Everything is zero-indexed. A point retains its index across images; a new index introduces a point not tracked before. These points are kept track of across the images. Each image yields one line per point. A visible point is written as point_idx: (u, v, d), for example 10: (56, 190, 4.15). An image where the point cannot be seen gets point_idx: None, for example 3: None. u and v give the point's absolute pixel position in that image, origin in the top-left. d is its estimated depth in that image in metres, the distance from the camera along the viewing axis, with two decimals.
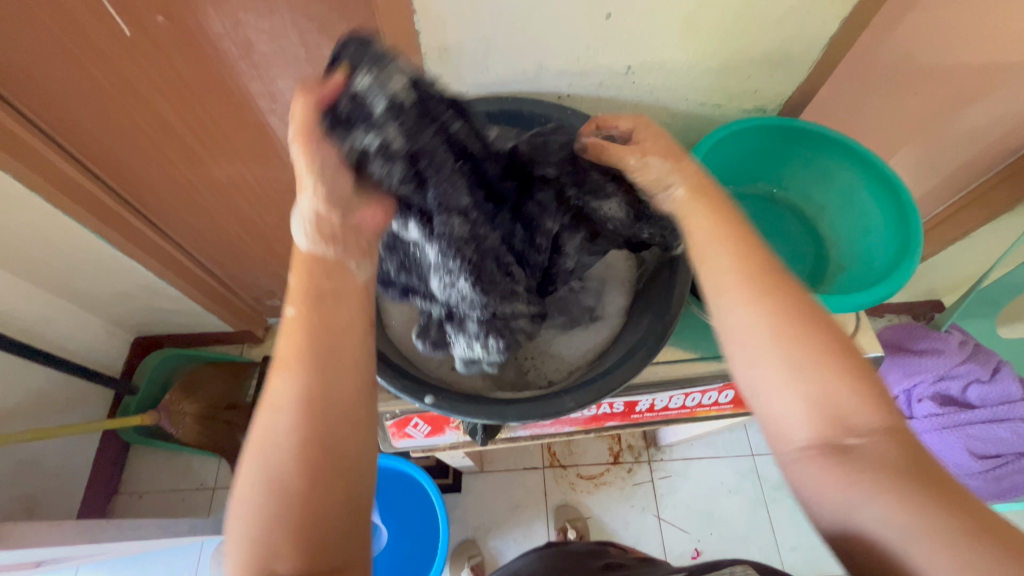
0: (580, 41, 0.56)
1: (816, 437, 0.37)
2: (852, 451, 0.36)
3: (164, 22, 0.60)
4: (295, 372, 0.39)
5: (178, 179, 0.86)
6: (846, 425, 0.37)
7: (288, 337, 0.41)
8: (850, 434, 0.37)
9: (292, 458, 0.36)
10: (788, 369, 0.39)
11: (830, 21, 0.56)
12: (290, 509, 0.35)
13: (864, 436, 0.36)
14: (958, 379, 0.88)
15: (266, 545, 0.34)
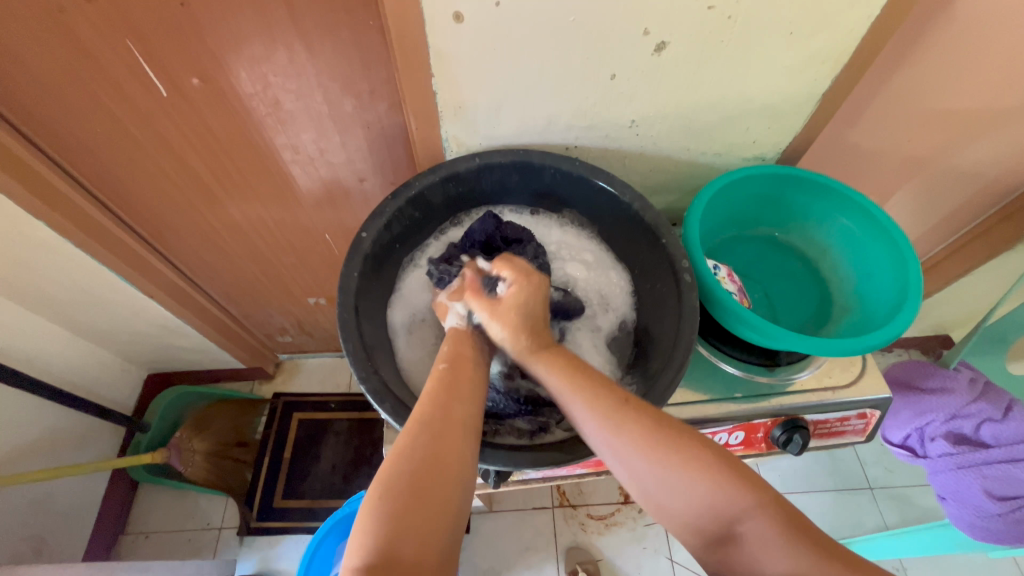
0: (587, 99, 0.60)
1: (719, 522, 0.41)
2: (742, 537, 0.40)
3: (199, 84, 0.65)
4: (438, 398, 0.47)
5: (201, 223, 0.90)
6: (731, 514, 0.41)
7: (434, 380, 0.49)
8: (737, 521, 0.41)
9: (431, 458, 0.42)
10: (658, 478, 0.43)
11: (821, 78, 0.59)
12: (419, 506, 0.39)
13: (745, 520, 0.40)
14: (970, 419, 0.88)
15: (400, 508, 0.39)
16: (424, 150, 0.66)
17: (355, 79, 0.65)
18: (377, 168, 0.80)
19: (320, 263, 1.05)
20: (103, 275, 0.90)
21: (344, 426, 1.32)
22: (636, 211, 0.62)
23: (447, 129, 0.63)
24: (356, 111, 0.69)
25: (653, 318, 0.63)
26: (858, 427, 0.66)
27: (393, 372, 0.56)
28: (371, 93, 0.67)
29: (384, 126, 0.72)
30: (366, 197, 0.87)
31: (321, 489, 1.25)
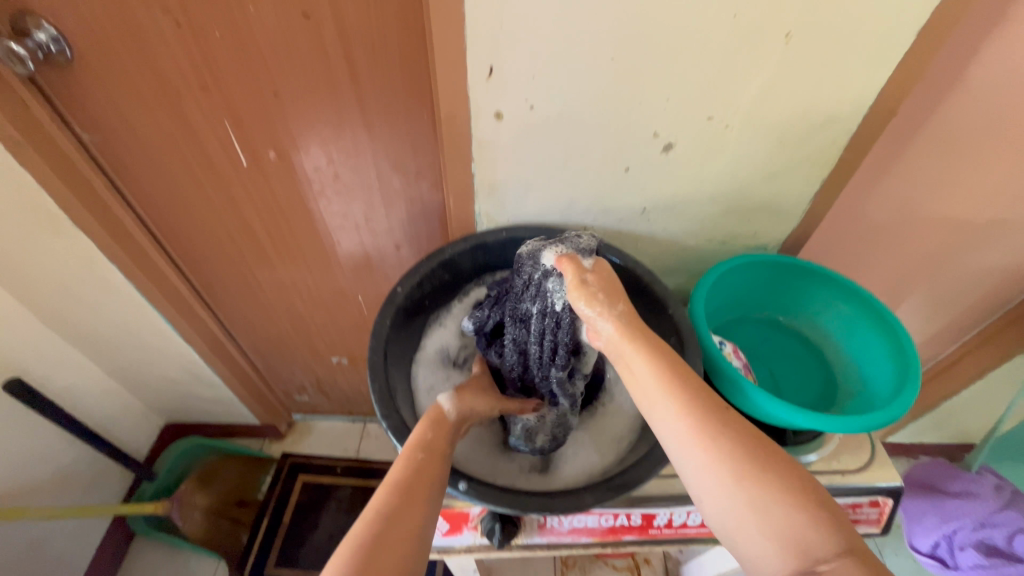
0: (604, 187, 0.68)
1: (797, 562, 0.37)
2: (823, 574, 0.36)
3: (274, 159, 0.76)
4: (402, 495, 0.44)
5: (248, 278, 0.98)
6: (815, 554, 0.37)
7: (403, 469, 0.47)
8: (822, 562, 0.36)
9: (370, 566, 0.38)
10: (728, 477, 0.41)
11: (810, 181, 0.68)
12: None
13: (831, 561, 0.36)
14: (1000, 528, 0.83)
15: None
16: (458, 223, 0.74)
17: (405, 160, 0.76)
18: (413, 237, 0.89)
19: (348, 324, 1.11)
20: (152, 318, 0.98)
21: (347, 492, 1.30)
22: (646, 285, 0.67)
23: (480, 206, 0.72)
24: (402, 188, 0.80)
25: None
26: (872, 517, 0.64)
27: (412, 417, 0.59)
28: (417, 173, 0.78)
29: (425, 201, 0.82)
30: (400, 264, 0.96)
31: (314, 560, 1.20)
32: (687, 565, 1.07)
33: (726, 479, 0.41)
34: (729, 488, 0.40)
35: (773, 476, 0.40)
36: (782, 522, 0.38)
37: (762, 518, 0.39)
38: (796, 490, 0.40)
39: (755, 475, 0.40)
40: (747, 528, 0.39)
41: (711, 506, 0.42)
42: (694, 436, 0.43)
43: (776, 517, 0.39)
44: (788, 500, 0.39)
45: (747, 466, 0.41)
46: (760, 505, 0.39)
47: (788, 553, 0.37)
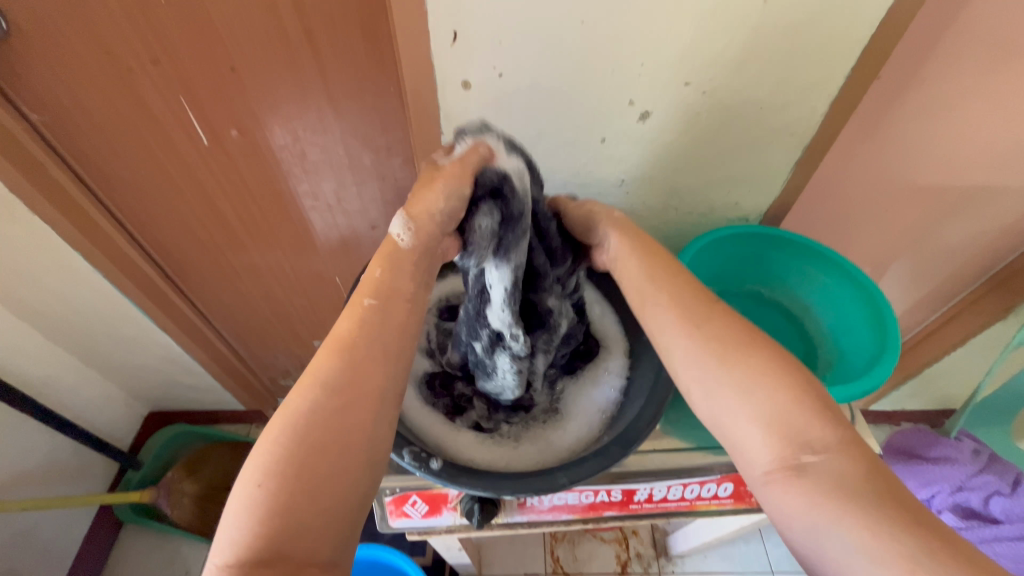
0: (580, 160, 0.66)
1: (784, 450, 0.38)
2: (808, 468, 0.36)
3: (237, 137, 0.73)
4: (352, 358, 0.40)
5: (221, 263, 0.96)
6: (805, 442, 0.37)
7: (353, 324, 0.42)
8: (807, 451, 0.37)
9: (309, 467, 0.36)
10: (717, 366, 0.42)
11: (792, 149, 0.66)
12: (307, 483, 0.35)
13: (819, 453, 0.37)
14: (977, 491, 0.86)
15: (265, 516, 0.34)
16: None
17: (374, 136, 0.72)
18: (388, 216, 0.87)
19: (328, 307, 1.09)
20: (124, 307, 0.95)
21: None
22: None
23: None
24: (373, 164, 0.77)
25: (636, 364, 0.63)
26: None
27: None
28: (388, 149, 0.75)
29: (398, 178, 0.79)
30: (377, 244, 0.93)
31: None
32: (674, 535, 1.09)
33: (715, 366, 0.42)
34: (715, 373, 0.42)
35: (762, 368, 0.41)
36: (773, 414, 0.39)
37: (756, 409, 0.39)
38: (790, 377, 0.40)
39: (745, 361, 0.41)
40: (736, 418, 0.40)
41: (699, 396, 0.43)
42: (683, 326, 0.45)
43: (768, 405, 0.39)
44: (777, 387, 0.40)
45: (733, 351, 0.42)
46: (749, 390, 0.40)
47: (776, 441, 0.38)
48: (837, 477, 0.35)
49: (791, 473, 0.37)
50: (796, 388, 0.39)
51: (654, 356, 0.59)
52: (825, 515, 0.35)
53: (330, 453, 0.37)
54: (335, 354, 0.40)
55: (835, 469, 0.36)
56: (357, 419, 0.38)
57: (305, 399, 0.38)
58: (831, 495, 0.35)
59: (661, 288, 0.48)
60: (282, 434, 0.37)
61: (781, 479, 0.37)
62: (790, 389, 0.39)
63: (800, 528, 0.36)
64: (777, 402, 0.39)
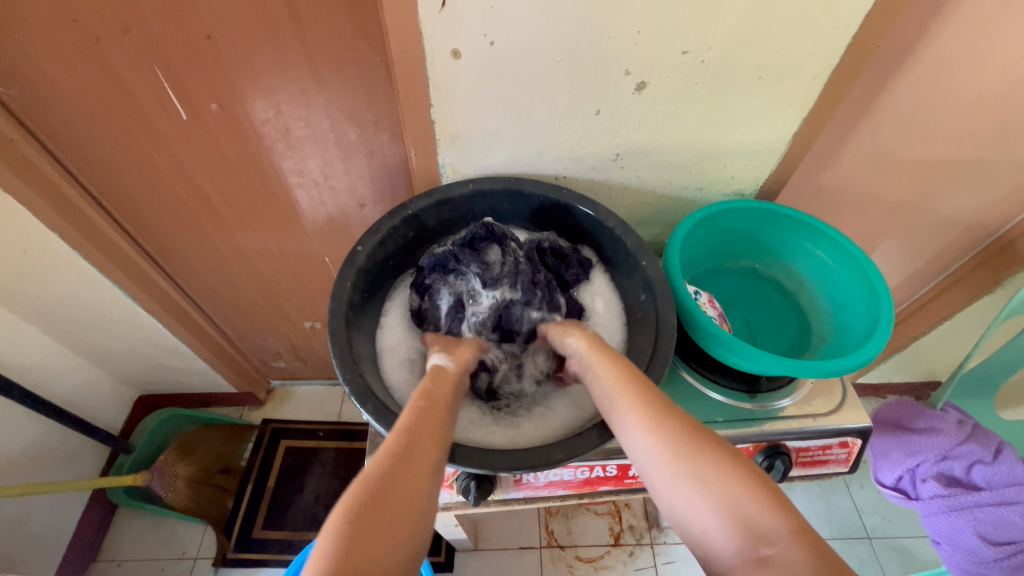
0: (574, 134, 0.64)
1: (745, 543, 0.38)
2: (770, 561, 0.36)
3: (217, 111, 0.70)
4: (415, 439, 0.45)
5: (205, 243, 0.93)
6: (760, 534, 0.38)
7: (410, 412, 0.47)
8: (764, 543, 0.37)
9: (383, 508, 0.38)
10: (678, 465, 0.43)
11: (790, 120, 0.64)
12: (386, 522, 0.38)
13: (774, 543, 0.37)
14: (961, 460, 0.87)
15: (344, 550, 0.35)
16: (421, 176, 0.70)
17: (361, 110, 0.70)
18: (377, 194, 0.85)
19: (318, 288, 1.08)
20: (106, 290, 0.93)
21: (330, 455, 1.30)
22: (620, 237, 0.64)
23: (443, 156, 0.67)
24: (360, 140, 0.74)
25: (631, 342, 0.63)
26: (841, 457, 0.66)
27: (378, 380, 0.57)
28: (375, 124, 0.72)
29: (386, 155, 0.77)
30: (366, 223, 0.91)
31: (302, 520, 1.22)
32: None
33: (674, 464, 0.43)
34: (677, 466, 0.43)
35: (709, 457, 0.42)
36: (726, 498, 0.40)
37: (707, 494, 0.40)
38: (740, 471, 0.41)
39: (694, 455, 0.43)
40: (697, 509, 0.40)
41: (661, 490, 0.43)
42: (642, 426, 0.46)
43: (717, 497, 0.40)
44: (720, 474, 0.41)
45: (687, 449, 0.43)
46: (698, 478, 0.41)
47: (736, 532, 0.38)
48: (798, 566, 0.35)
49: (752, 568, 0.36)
50: (749, 481, 0.40)
51: (650, 333, 0.59)
52: None
53: (392, 517, 0.38)
54: (400, 433, 0.45)
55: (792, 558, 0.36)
56: (416, 492, 0.41)
57: (382, 456, 0.42)
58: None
59: (622, 391, 0.49)
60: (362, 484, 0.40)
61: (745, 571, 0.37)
62: (741, 479, 0.41)
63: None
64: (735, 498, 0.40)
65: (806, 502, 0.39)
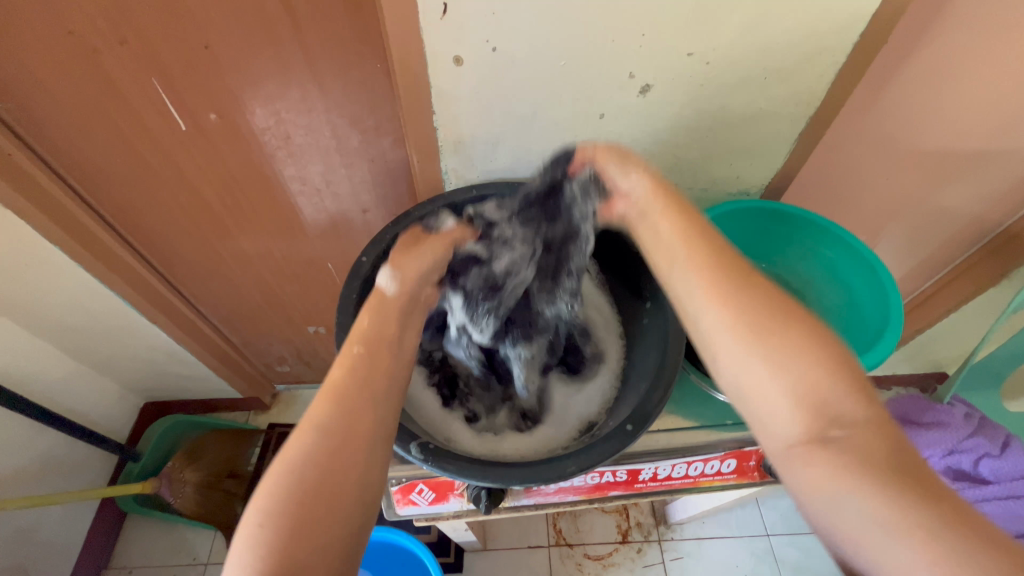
0: (578, 137, 0.64)
1: (812, 425, 0.40)
2: (836, 441, 0.38)
3: (217, 120, 0.69)
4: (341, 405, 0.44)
5: (208, 251, 0.93)
6: (833, 417, 0.39)
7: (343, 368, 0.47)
8: (833, 426, 0.39)
9: (309, 496, 0.39)
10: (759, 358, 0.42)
11: (796, 120, 0.64)
12: (312, 513, 0.38)
13: (846, 428, 0.39)
14: (968, 454, 0.87)
15: (265, 553, 0.36)
16: (424, 182, 0.69)
17: (362, 116, 0.69)
18: (380, 199, 0.84)
19: (321, 292, 1.07)
20: (110, 301, 0.93)
21: None
22: (625, 241, 0.64)
23: (447, 162, 0.67)
24: (362, 146, 0.74)
25: (638, 350, 0.62)
26: None
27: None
28: (377, 130, 0.71)
29: (388, 160, 0.76)
30: (368, 228, 0.91)
31: None
32: (674, 504, 1.12)
33: (752, 343, 0.43)
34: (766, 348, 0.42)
35: (795, 331, 0.42)
36: (811, 387, 0.40)
37: (795, 382, 0.41)
38: (838, 366, 0.41)
39: (779, 331, 0.42)
40: (772, 391, 0.41)
41: (727, 364, 0.44)
42: (710, 293, 0.46)
43: (806, 387, 0.40)
44: (810, 359, 0.41)
45: (773, 335, 0.42)
46: (781, 358, 0.42)
47: (806, 413, 0.40)
48: (863, 453, 0.37)
49: (816, 446, 0.39)
50: (827, 364, 0.41)
51: (659, 336, 0.59)
52: (841, 486, 0.37)
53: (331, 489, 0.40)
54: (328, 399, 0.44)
55: (860, 445, 0.38)
56: (347, 470, 0.41)
57: (301, 438, 0.42)
58: (856, 468, 0.37)
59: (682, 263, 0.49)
60: (281, 477, 0.40)
61: (805, 447, 0.39)
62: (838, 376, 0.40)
63: (822, 499, 0.38)
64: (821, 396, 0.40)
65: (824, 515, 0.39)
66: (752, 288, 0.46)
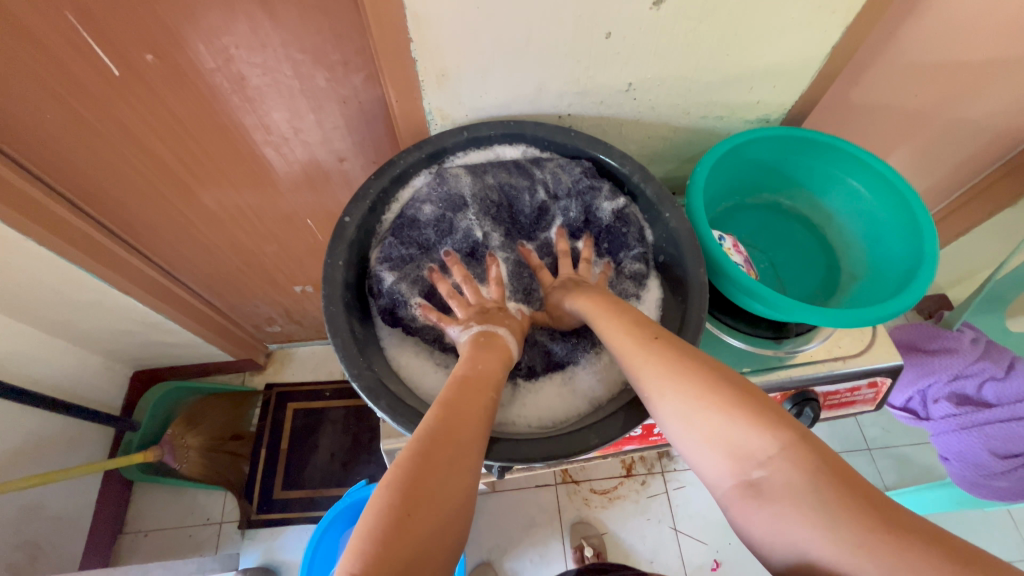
0: (579, 64, 0.55)
1: (738, 469, 0.39)
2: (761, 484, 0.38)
3: (154, 62, 0.59)
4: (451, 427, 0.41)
5: (173, 213, 0.84)
6: (749, 458, 0.39)
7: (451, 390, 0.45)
8: (756, 465, 0.38)
9: (436, 480, 0.38)
10: (683, 417, 0.42)
11: (830, 31, 0.55)
12: (436, 496, 0.37)
13: (765, 465, 0.38)
14: (973, 379, 0.87)
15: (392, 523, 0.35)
16: (405, 125, 0.61)
17: (326, 49, 0.59)
18: (356, 146, 0.75)
19: (303, 250, 1.00)
20: (73, 274, 0.85)
21: (340, 413, 1.30)
22: (637, 186, 0.58)
23: (430, 101, 0.58)
24: (330, 85, 0.64)
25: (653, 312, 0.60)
26: (868, 397, 0.64)
27: (383, 365, 0.53)
28: (345, 65, 0.61)
29: (362, 100, 0.67)
30: (347, 178, 0.82)
31: (321, 478, 1.23)
32: None
33: (674, 404, 0.42)
34: (683, 404, 0.42)
35: (692, 386, 0.42)
36: (732, 436, 0.40)
37: (714, 432, 0.40)
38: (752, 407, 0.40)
39: (679, 389, 0.42)
40: (696, 444, 0.41)
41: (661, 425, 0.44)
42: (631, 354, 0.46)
43: (726, 438, 0.40)
44: (711, 408, 0.41)
45: (684, 380, 0.42)
46: (688, 421, 0.41)
47: (727, 461, 0.40)
48: (788, 491, 0.37)
49: (747, 495, 0.39)
50: (728, 406, 0.40)
51: (677, 292, 0.57)
52: (784, 527, 0.36)
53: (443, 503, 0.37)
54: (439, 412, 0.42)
55: (784, 481, 0.37)
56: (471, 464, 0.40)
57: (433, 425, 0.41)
58: (793, 510, 0.36)
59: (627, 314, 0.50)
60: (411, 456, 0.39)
61: (739, 496, 0.39)
62: (746, 419, 0.39)
63: (784, 543, 0.37)
64: (736, 442, 0.39)
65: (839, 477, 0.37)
66: (652, 354, 0.45)
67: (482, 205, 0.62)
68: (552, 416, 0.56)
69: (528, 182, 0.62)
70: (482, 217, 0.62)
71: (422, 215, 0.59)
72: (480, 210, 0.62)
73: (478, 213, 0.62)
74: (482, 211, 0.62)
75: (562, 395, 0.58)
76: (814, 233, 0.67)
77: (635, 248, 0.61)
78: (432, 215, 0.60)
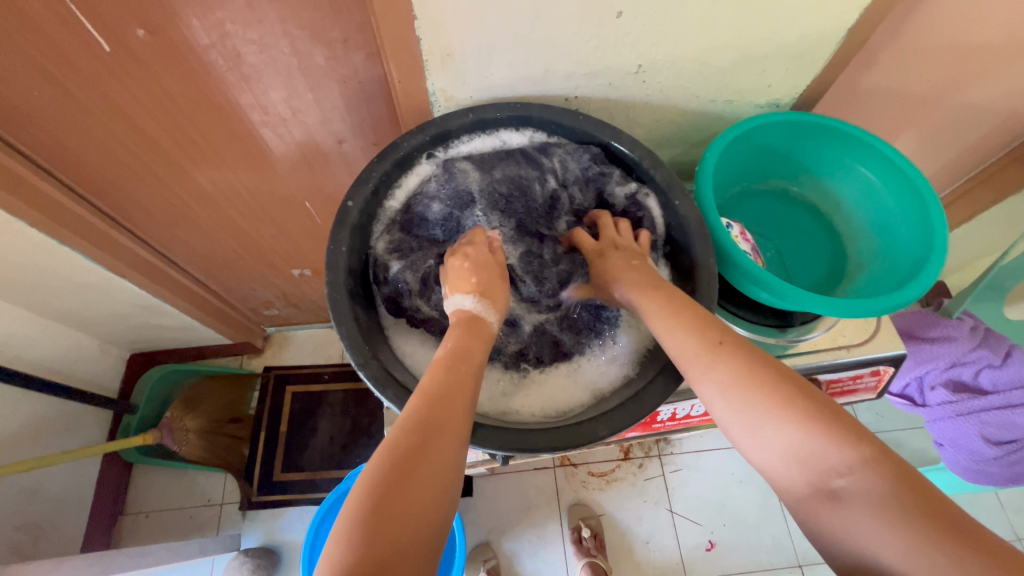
0: (589, 44, 0.53)
1: (816, 478, 0.39)
2: (841, 495, 0.38)
3: (146, 37, 0.57)
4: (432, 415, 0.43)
5: (167, 194, 0.82)
6: (829, 469, 0.39)
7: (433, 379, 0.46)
8: (835, 475, 0.38)
9: (420, 465, 0.40)
10: (758, 428, 0.41)
11: (847, 13, 0.54)
12: (419, 479, 0.39)
13: (846, 475, 0.38)
14: (970, 366, 0.87)
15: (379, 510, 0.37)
16: (408, 106, 0.59)
17: (325, 26, 0.57)
18: (356, 128, 0.73)
19: (301, 232, 0.98)
20: (67, 257, 0.84)
21: (339, 397, 1.30)
22: (646, 171, 0.57)
23: (433, 81, 0.56)
24: (329, 63, 0.62)
25: None
26: (870, 385, 0.65)
27: (389, 355, 0.53)
28: (345, 42, 0.59)
29: (362, 80, 0.65)
30: (347, 160, 0.80)
31: (321, 460, 1.24)
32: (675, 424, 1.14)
33: (752, 417, 0.42)
34: (763, 413, 0.41)
35: (766, 398, 0.42)
36: (812, 448, 0.39)
37: (793, 442, 0.40)
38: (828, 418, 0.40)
39: (755, 398, 0.42)
40: (769, 451, 0.41)
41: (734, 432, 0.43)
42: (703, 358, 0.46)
43: (802, 447, 0.40)
44: (789, 418, 0.41)
45: (759, 389, 0.42)
46: (764, 430, 0.41)
47: (802, 469, 0.40)
48: (869, 500, 0.37)
49: (826, 502, 0.38)
50: (803, 416, 0.40)
51: (686, 282, 0.56)
52: (864, 542, 0.36)
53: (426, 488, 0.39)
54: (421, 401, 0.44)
55: (864, 490, 0.37)
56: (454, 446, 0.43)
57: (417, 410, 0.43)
58: None
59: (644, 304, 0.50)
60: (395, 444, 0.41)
61: (813, 503, 0.39)
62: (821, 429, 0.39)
63: None
64: (812, 454, 0.39)
65: (837, 467, 0.38)
66: (721, 360, 0.45)
67: (488, 203, 0.63)
68: (555, 405, 0.57)
69: (538, 172, 0.62)
70: (491, 213, 0.64)
71: (431, 212, 0.61)
72: (490, 203, 0.63)
73: (487, 210, 0.63)
74: (490, 208, 0.63)
75: (566, 386, 0.59)
76: (822, 221, 0.67)
77: (645, 234, 0.61)
78: (440, 214, 0.62)
